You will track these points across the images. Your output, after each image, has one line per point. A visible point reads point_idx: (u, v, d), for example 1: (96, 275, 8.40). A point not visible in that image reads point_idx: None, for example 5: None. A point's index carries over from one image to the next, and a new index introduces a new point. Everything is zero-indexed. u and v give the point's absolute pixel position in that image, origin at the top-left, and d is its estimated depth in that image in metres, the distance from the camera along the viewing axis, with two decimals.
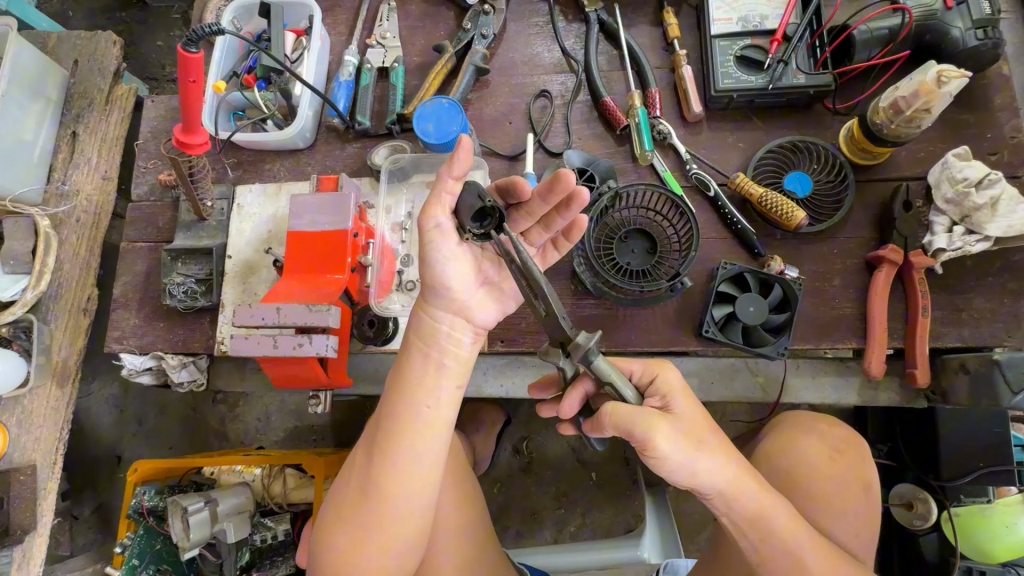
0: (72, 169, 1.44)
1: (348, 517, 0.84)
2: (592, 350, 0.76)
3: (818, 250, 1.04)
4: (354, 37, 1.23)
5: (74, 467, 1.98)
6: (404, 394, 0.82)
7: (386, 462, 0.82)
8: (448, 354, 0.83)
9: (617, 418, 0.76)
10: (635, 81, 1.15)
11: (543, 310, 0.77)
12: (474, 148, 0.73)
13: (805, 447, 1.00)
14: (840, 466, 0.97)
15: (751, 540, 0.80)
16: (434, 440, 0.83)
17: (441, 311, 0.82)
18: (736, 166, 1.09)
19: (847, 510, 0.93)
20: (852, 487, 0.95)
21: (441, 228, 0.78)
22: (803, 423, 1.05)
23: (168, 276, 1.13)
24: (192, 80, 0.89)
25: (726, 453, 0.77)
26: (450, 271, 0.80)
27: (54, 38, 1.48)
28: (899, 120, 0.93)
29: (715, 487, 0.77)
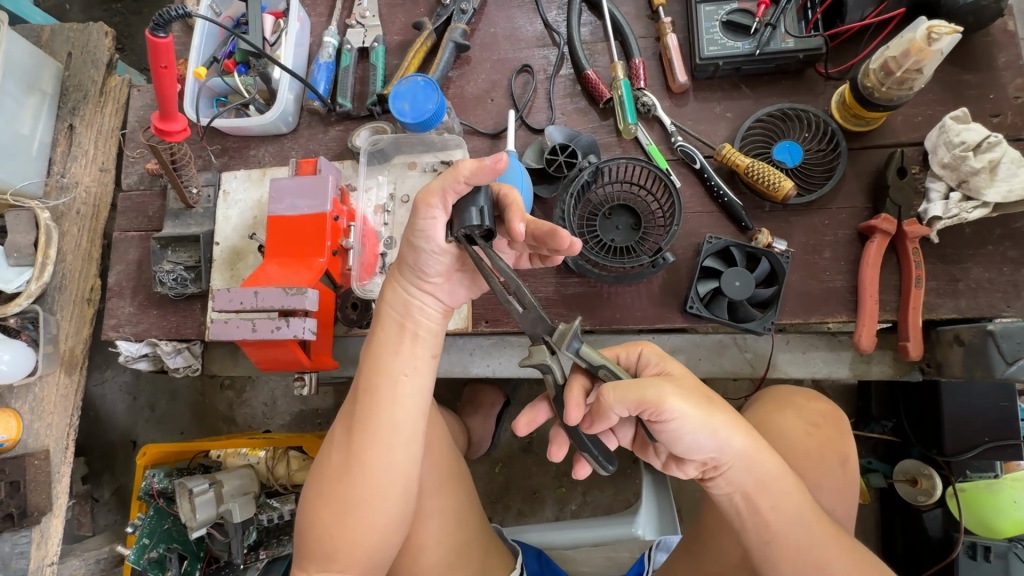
0: (71, 162, 1.46)
1: (332, 492, 0.84)
2: (575, 334, 0.73)
3: (808, 221, 1.01)
4: (334, 18, 1.21)
5: (92, 452, 2.06)
6: (380, 365, 0.83)
7: (365, 434, 0.82)
8: (420, 326, 0.84)
9: (623, 390, 0.69)
10: (619, 52, 1.12)
11: (520, 309, 0.74)
12: (505, 167, 0.71)
13: (783, 422, 0.97)
14: (817, 440, 0.95)
15: (760, 512, 0.75)
16: (413, 410, 0.84)
17: (412, 287, 0.83)
18: (724, 136, 1.06)
19: (824, 483, 0.90)
20: (828, 459, 0.93)
21: (434, 221, 0.75)
22: (780, 399, 1.03)
23: (158, 264, 1.15)
24: (163, 65, 0.89)
25: (734, 412, 0.74)
26: (430, 262, 0.79)
27: (48, 32, 1.49)
28: (890, 83, 0.89)
29: (734, 450, 0.72)
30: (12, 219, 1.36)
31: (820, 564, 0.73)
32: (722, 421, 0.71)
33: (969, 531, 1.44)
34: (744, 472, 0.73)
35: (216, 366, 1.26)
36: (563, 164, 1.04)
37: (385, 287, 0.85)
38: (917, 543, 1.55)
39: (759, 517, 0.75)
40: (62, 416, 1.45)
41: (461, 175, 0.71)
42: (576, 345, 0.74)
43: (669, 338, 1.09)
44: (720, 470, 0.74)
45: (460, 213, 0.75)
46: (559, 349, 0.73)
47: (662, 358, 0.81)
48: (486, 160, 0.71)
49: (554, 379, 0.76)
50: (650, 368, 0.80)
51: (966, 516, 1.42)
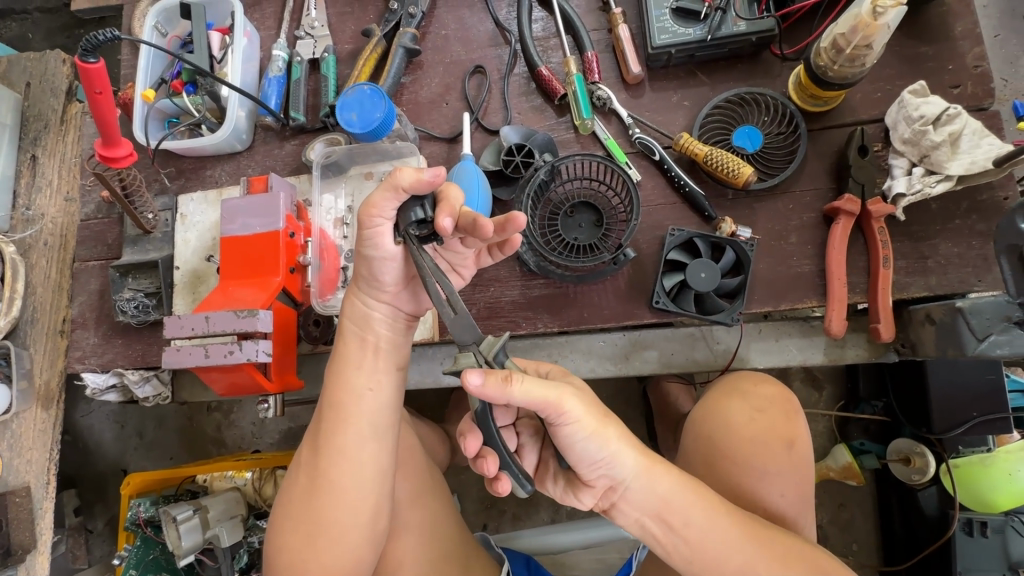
0: (36, 193, 1.44)
1: (300, 512, 0.82)
2: (504, 346, 0.71)
3: (772, 207, 0.98)
4: (282, 31, 1.19)
5: (84, 483, 2.04)
6: (342, 382, 0.81)
7: (331, 454, 0.80)
8: (381, 337, 0.82)
9: (533, 387, 0.65)
10: (572, 46, 1.10)
11: (452, 314, 0.71)
12: (443, 180, 0.73)
13: (728, 412, 0.96)
14: (763, 426, 0.93)
15: (675, 530, 0.75)
16: (381, 424, 0.82)
17: (371, 297, 0.81)
18: (682, 125, 1.04)
19: (772, 472, 0.89)
20: (773, 446, 0.91)
21: (381, 228, 0.74)
22: (728, 386, 1.00)
23: (118, 293, 1.13)
24: (99, 91, 0.87)
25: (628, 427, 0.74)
26: (386, 271, 0.77)
27: (5, 62, 1.46)
28: (841, 61, 0.87)
29: (625, 472, 0.73)
30: None
31: (747, 568, 0.74)
32: (615, 435, 0.71)
33: (964, 507, 1.42)
34: (643, 493, 0.74)
35: (188, 393, 1.24)
36: (519, 165, 1.01)
37: (346, 301, 0.83)
38: (915, 523, 1.53)
39: (674, 537, 0.75)
40: (41, 451, 1.43)
41: (398, 181, 0.71)
42: (503, 357, 0.71)
43: (640, 334, 1.07)
44: (620, 493, 0.75)
45: (403, 217, 0.74)
46: (488, 359, 0.70)
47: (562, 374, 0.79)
48: (424, 171, 0.72)
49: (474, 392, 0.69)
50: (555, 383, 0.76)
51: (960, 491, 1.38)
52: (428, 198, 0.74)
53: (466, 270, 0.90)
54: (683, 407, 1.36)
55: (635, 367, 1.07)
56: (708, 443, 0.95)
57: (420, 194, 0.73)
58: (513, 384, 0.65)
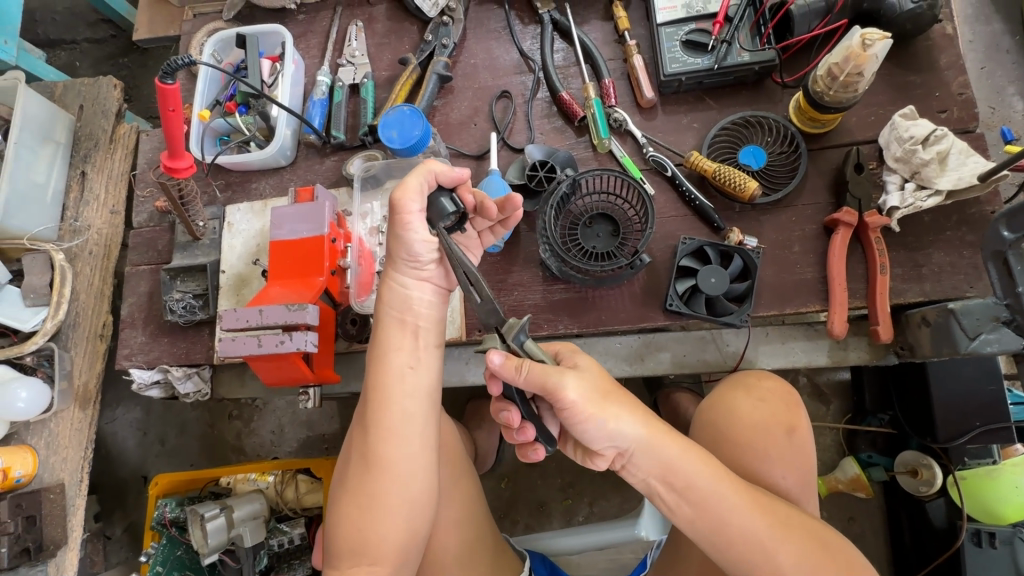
0: (84, 207, 1.54)
1: (355, 489, 0.88)
2: (523, 326, 0.77)
3: (777, 219, 1.07)
4: (325, 59, 1.31)
5: (105, 489, 2.09)
6: (386, 363, 0.87)
7: (379, 429, 0.86)
8: (419, 318, 0.89)
9: (538, 372, 0.74)
10: (590, 74, 1.21)
11: (478, 299, 0.79)
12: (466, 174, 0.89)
13: (733, 402, 1.01)
14: (767, 413, 0.99)
15: (677, 492, 0.80)
16: (422, 399, 0.89)
17: (409, 277, 0.88)
18: (692, 145, 1.13)
19: (778, 458, 0.94)
20: (776, 432, 0.97)
21: (412, 214, 0.83)
22: (733, 380, 1.06)
23: (168, 294, 1.22)
24: (172, 109, 0.98)
25: (633, 403, 0.80)
26: (421, 251, 0.85)
27: (61, 87, 1.59)
28: (835, 86, 0.97)
29: (630, 440, 0.78)
30: (28, 262, 1.45)
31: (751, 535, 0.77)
32: (616, 410, 0.77)
33: (972, 518, 1.45)
34: (648, 460, 0.79)
35: (225, 389, 1.31)
36: (542, 179, 1.11)
37: (384, 285, 0.90)
38: (924, 534, 1.55)
39: (679, 500, 0.80)
40: (76, 449, 1.49)
41: (430, 171, 0.85)
42: (522, 338, 0.77)
43: (654, 337, 1.14)
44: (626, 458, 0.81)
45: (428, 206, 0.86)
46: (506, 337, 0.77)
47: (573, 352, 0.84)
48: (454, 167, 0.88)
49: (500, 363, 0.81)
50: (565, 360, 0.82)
51: (969, 502, 1.42)
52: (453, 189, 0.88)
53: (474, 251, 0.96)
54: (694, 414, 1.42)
55: (650, 368, 1.13)
56: (717, 430, 1.00)
57: (445, 185, 0.87)
58: (523, 371, 0.74)
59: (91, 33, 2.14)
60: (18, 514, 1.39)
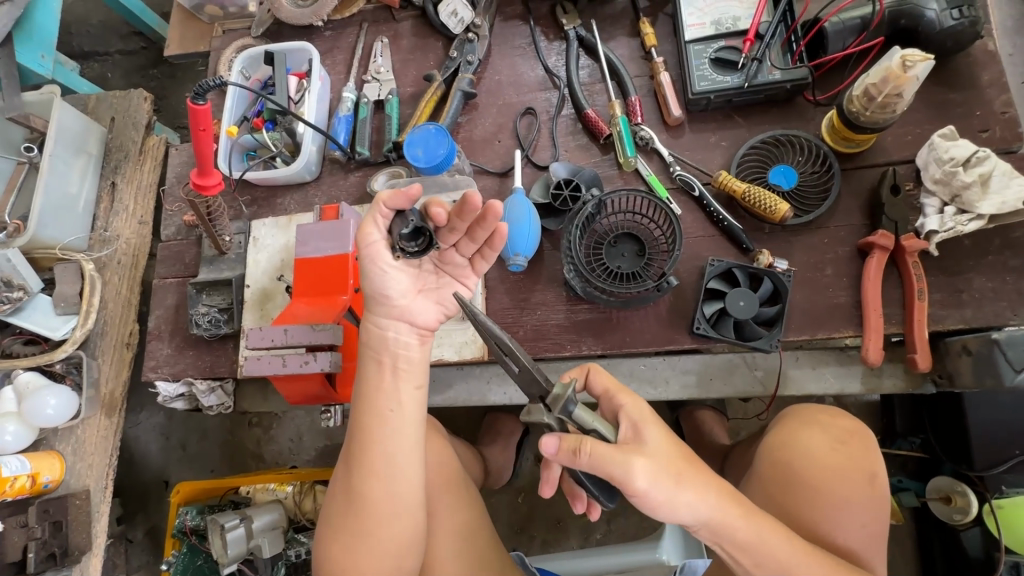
0: (114, 217, 1.58)
1: (341, 526, 0.88)
2: (570, 398, 0.74)
3: (809, 241, 1.04)
4: (351, 75, 1.32)
5: (128, 492, 2.13)
6: (367, 403, 0.86)
7: (363, 468, 0.86)
8: (400, 359, 0.86)
9: (600, 454, 0.72)
10: (616, 91, 1.19)
11: (515, 368, 0.78)
12: (417, 194, 0.77)
13: (808, 441, 0.98)
14: (844, 457, 0.96)
15: (743, 565, 0.81)
16: (408, 442, 0.87)
17: (387, 320, 0.85)
18: (720, 164, 1.11)
19: (851, 502, 0.92)
20: (854, 478, 0.93)
21: (374, 243, 0.81)
22: (803, 416, 1.03)
23: (194, 307, 1.23)
24: (202, 128, 1.00)
25: (710, 474, 0.79)
26: (390, 284, 0.83)
27: (95, 100, 1.63)
28: (873, 107, 0.94)
29: (703, 515, 0.78)
30: (61, 271, 1.46)
31: None
32: (690, 491, 0.75)
33: (1010, 550, 1.39)
34: (714, 534, 0.80)
35: (247, 403, 1.34)
36: (568, 198, 1.09)
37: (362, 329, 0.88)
38: (958, 564, 1.49)
39: (744, 568, 0.81)
40: (102, 456, 1.52)
41: (380, 202, 0.78)
42: (570, 407, 0.74)
43: (679, 359, 1.12)
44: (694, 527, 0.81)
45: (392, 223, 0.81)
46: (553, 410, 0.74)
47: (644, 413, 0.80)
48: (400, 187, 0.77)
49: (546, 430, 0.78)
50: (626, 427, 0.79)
51: (1006, 534, 1.34)
52: (409, 211, 0.81)
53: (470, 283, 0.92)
54: (718, 435, 1.39)
55: (674, 391, 1.11)
56: (786, 471, 0.96)
57: (401, 209, 0.80)
58: (581, 457, 0.73)
59: (124, 45, 2.20)
60: (45, 519, 1.41)
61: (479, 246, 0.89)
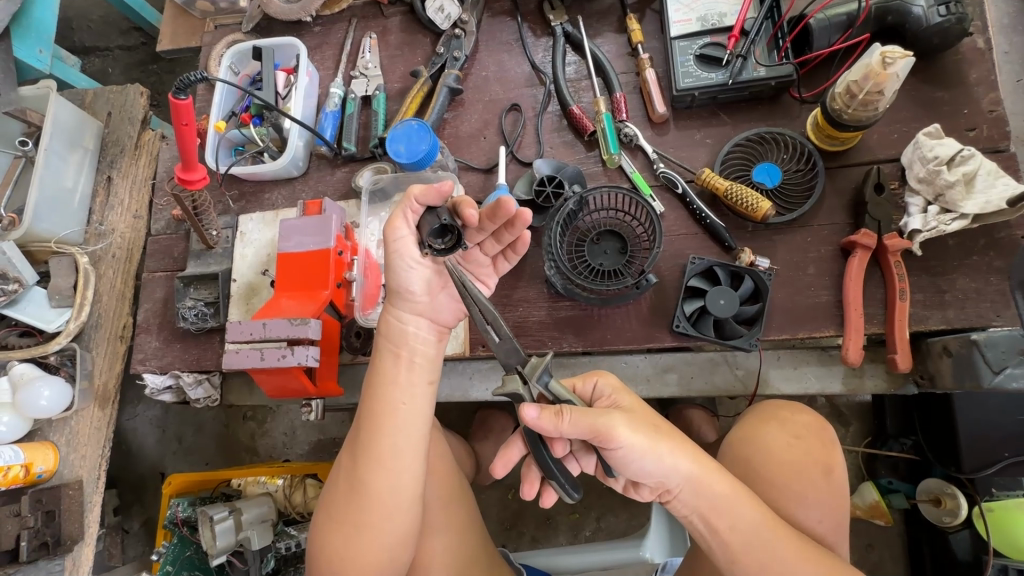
0: (109, 211, 1.58)
1: (342, 516, 0.88)
2: (546, 367, 0.80)
3: (791, 240, 1.03)
4: (339, 71, 1.32)
5: (125, 483, 2.15)
6: (379, 395, 0.86)
7: (369, 460, 0.86)
8: (411, 353, 0.87)
9: (580, 412, 0.73)
10: (602, 88, 1.19)
11: (495, 339, 0.80)
12: (448, 189, 0.81)
13: (765, 438, 0.92)
14: (802, 451, 0.89)
15: (720, 534, 0.78)
16: (416, 437, 0.87)
17: (410, 316, 0.87)
18: (704, 162, 1.10)
19: (809, 498, 0.85)
20: (811, 472, 0.87)
21: (403, 239, 0.82)
22: (763, 412, 0.96)
23: (181, 301, 1.24)
24: (185, 123, 1.01)
25: (682, 440, 0.78)
26: (413, 280, 0.83)
27: (92, 95, 1.64)
28: (854, 104, 0.93)
29: (679, 475, 0.76)
30: (55, 264, 1.48)
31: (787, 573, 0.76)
32: (667, 450, 0.75)
33: (999, 554, 1.37)
34: (692, 496, 0.78)
35: (234, 396, 1.35)
36: (550, 195, 1.09)
37: (382, 322, 0.88)
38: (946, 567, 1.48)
39: (719, 536, 0.78)
40: (95, 448, 1.53)
41: (413, 197, 0.80)
42: (546, 378, 0.79)
43: (661, 357, 1.11)
44: (672, 493, 0.79)
45: (422, 219, 0.83)
46: (529, 380, 0.79)
47: (616, 389, 0.83)
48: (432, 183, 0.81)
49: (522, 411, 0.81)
50: (602, 397, 0.83)
51: (995, 537, 1.33)
52: (441, 208, 0.83)
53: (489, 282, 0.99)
54: (705, 433, 1.38)
55: (655, 389, 1.10)
56: (744, 468, 0.90)
57: (433, 205, 0.82)
58: (564, 418, 0.72)
59: (123, 40, 2.21)
60: (37, 510, 1.42)
61: (502, 247, 0.94)
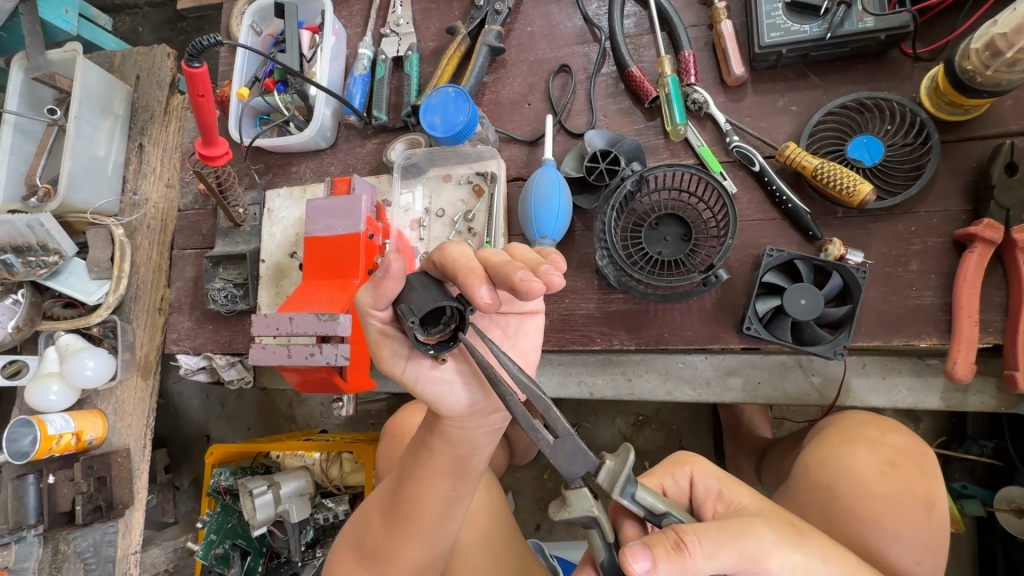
0: (142, 179, 1.43)
1: (368, 563, 0.83)
2: (631, 476, 0.61)
3: (890, 228, 0.88)
4: (368, 28, 1.19)
5: (173, 444, 2.17)
6: (422, 462, 0.77)
7: (404, 524, 0.78)
8: (464, 452, 0.75)
9: (707, 539, 0.56)
10: (666, 44, 1.02)
11: (551, 440, 0.60)
12: (393, 271, 0.61)
13: (851, 460, 0.85)
14: (896, 482, 0.82)
15: None
16: (456, 512, 0.79)
17: (474, 424, 0.72)
18: (787, 134, 0.94)
19: (904, 533, 0.78)
20: (908, 504, 0.80)
21: (411, 365, 0.67)
22: (847, 431, 0.89)
23: (211, 281, 1.19)
24: (201, 94, 0.92)
25: (822, 533, 0.63)
26: (457, 393, 0.70)
27: (119, 57, 1.46)
28: (997, 65, 0.75)
29: None
30: (91, 236, 1.33)
31: None
32: (820, 557, 0.60)
33: None
34: None
35: (266, 379, 1.32)
36: (603, 172, 0.95)
37: (435, 424, 0.74)
38: None
39: None
40: (140, 417, 1.39)
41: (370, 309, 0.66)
42: (632, 489, 0.62)
43: (724, 358, 1.00)
44: None
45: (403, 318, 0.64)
46: (611, 494, 0.61)
47: (722, 479, 0.70)
48: (378, 274, 0.62)
49: (601, 536, 0.64)
50: (708, 495, 0.70)
51: None
52: (413, 303, 0.62)
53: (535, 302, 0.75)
54: (760, 428, 1.27)
55: (716, 393, 1.00)
56: (827, 495, 0.83)
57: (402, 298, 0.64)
58: (689, 548, 0.54)
59: None
60: (89, 476, 1.32)
61: None
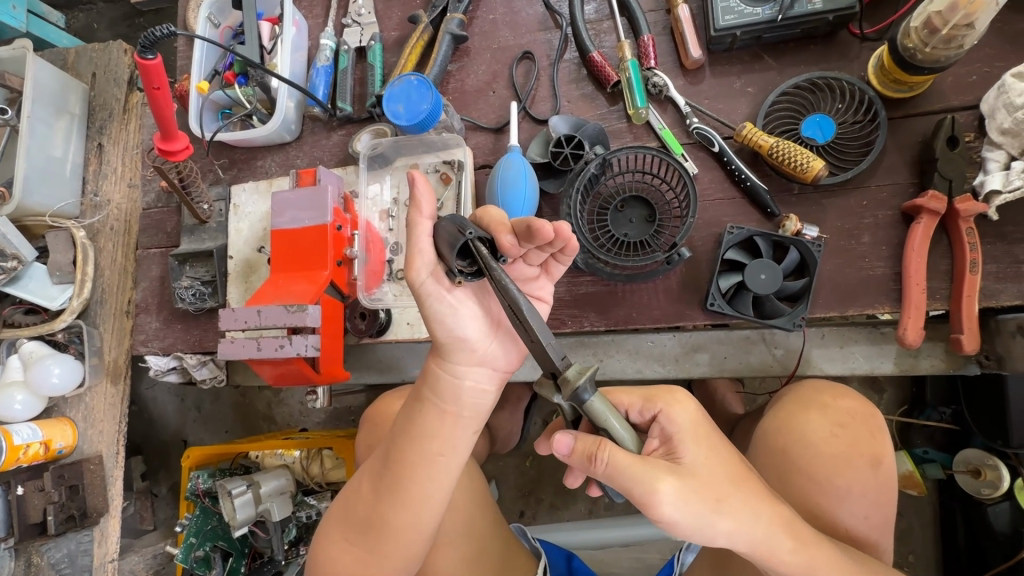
0: (102, 179, 1.37)
1: (355, 537, 0.84)
2: (586, 386, 0.65)
3: (842, 204, 0.91)
4: (329, 19, 1.18)
5: (149, 451, 2.12)
6: (416, 435, 0.78)
7: (397, 495, 0.79)
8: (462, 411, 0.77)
9: (617, 463, 0.65)
10: (626, 29, 1.04)
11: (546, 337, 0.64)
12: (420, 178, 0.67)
13: (806, 424, 0.89)
14: (845, 443, 0.86)
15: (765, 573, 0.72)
16: (450, 482, 0.80)
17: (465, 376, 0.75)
18: (745, 114, 0.97)
19: (854, 492, 0.83)
20: (856, 461, 0.84)
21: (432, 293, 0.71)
22: (805, 397, 0.93)
23: (177, 280, 1.17)
24: (156, 87, 0.91)
25: (754, 505, 0.68)
26: (466, 325, 0.73)
27: (73, 53, 1.41)
28: (934, 41, 0.78)
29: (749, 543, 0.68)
30: (50, 239, 1.29)
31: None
32: (729, 527, 0.66)
33: None
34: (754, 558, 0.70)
35: (239, 376, 1.30)
36: (568, 157, 0.96)
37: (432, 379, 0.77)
38: (981, 538, 1.36)
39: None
40: (112, 423, 1.35)
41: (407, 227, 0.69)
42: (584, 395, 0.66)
43: (692, 335, 1.04)
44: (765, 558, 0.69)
45: (438, 239, 0.68)
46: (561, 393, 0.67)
47: (689, 431, 0.70)
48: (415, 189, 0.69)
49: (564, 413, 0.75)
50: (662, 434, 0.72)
51: None
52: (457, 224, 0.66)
53: (546, 293, 0.81)
54: (732, 404, 1.31)
55: (685, 369, 1.03)
56: (784, 459, 0.87)
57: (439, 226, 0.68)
58: (596, 461, 0.66)
59: None
60: (60, 485, 1.27)
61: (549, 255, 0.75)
